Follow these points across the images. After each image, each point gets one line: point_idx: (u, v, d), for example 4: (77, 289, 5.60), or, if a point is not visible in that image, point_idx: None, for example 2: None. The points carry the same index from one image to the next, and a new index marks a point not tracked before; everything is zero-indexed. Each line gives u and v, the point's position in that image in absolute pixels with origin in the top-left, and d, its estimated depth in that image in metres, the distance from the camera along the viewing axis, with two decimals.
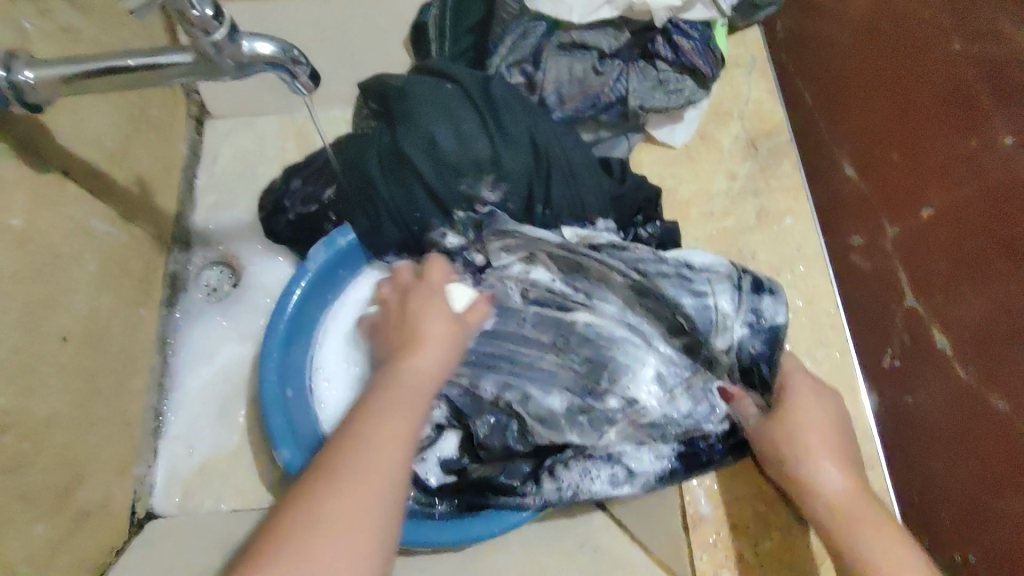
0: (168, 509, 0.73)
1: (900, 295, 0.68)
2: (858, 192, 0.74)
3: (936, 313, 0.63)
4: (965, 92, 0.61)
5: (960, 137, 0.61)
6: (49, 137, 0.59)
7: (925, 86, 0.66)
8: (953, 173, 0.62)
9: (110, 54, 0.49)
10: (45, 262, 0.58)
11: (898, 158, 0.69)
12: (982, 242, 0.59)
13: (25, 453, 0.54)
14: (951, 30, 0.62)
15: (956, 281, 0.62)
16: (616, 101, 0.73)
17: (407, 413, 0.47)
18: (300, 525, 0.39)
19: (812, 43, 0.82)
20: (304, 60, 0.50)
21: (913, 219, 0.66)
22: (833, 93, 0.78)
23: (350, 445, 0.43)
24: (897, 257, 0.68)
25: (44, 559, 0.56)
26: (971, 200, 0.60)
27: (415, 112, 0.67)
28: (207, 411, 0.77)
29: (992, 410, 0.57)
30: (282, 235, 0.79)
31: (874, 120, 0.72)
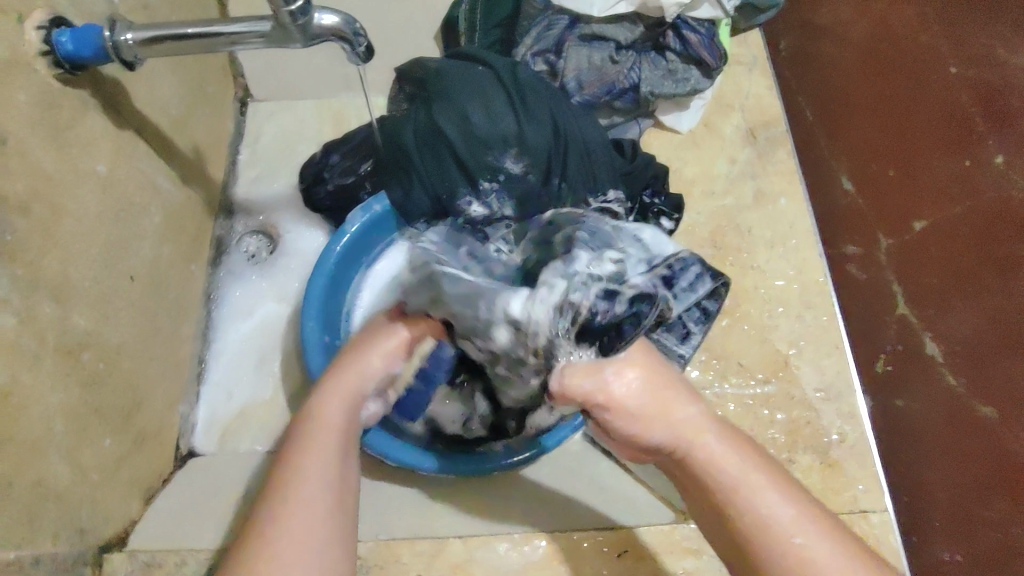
0: (208, 448, 0.79)
1: (892, 306, 0.82)
2: (856, 206, 0.88)
3: (926, 322, 0.80)
4: (963, 116, 0.85)
5: (954, 160, 0.84)
6: (128, 98, 0.67)
7: (920, 110, 0.88)
8: (951, 191, 0.82)
9: (196, 22, 0.57)
10: (121, 208, 0.65)
11: (891, 175, 0.87)
12: (974, 260, 0.79)
13: (100, 372, 0.61)
14: (949, 58, 0.88)
15: (949, 293, 0.79)
16: (629, 89, 0.81)
17: (337, 419, 0.51)
18: (266, 529, 0.44)
19: (815, 60, 0.98)
20: (364, 33, 0.58)
21: (905, 232, 0.84)
22: (833, 112, 0.94)
23: (300, 454, 0.48)
24: (890, 268, 0.83)
25: (110, 471, 0.63)
26: (968, 213, 0.81)
27: (450, 92, 0.75)
28: (246, 362, 0.84)
29: (979, 418, 0.75)
30: (321, 205, 0.87)
31: (872, 141, 0.90)
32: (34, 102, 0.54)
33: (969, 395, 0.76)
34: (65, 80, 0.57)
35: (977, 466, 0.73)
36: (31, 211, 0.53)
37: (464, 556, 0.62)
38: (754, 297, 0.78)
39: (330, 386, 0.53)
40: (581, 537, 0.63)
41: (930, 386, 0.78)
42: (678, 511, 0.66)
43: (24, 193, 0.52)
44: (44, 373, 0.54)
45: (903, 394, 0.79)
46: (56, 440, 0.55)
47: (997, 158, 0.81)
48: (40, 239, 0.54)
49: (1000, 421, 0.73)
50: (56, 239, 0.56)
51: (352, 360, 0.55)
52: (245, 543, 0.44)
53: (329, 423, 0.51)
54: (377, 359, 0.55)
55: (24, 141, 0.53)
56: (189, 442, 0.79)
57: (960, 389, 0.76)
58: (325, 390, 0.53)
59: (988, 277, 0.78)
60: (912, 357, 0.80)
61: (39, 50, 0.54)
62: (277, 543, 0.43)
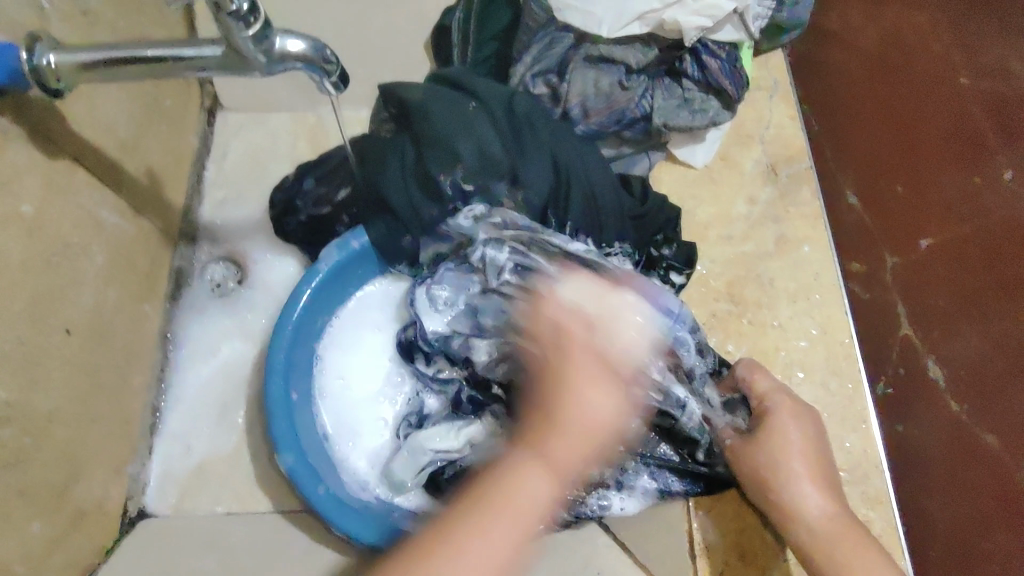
0: (161, 510, 0.71)
1: (895, 330, 0.72)
2: (859, 222, 0.77)
3: (931, 347, 0.69)
4: (971, 127, 0.75)
5: (961, 172, 0.74)
6: (64, 123, 0.58)
7: (924, 122, 0.78)
8: (957, 212, 0.72)
9: (130, 43, 0.48)
10: (55, 252, 0.57)
11: (901, 191, 0.76)
12: (987, 279, 0.68)
13: (26, 448, 0.53)
14: (960, 68, 0.77)
15: (958, 314, 0.69)
16: (640, 118, 0.73)
17: (539, 501, 0.43)
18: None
19: (819, 66, 0.87)
20: (336, 59, 0.49)
21: (913, 251, 0.73)
22: (839, 124, 0.83)
23: (473, 526, 0.42)
24: (896, 290, 0.73)
25: (37, 559, 0.54)
26: (979, 230, 0.70)
27: (440, 128, 0.67)
28: (206, 411, 0.75)
29: (980, 444, 0.64)
30: (292, 236, 0.78)
31: (879, 152, 0.79)
32: None
33: (974, 422, 0.65)
34: None
35: (982, 494, 0.62)
36: None
37: None
38: (773, 359, 0.72)
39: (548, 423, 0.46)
40: None
41: (937, 413, 0.67)
42: None
43: None
44: None
45: (903, 417, 0.69)
46: None
47: (1008, 175, 0.71)
48: None
49: (1005, 450, 0.62)
50: None
51: (562, 416, 0.46)
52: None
53: (526, 504, 0.43)
54: (596, 363, 0.48)
55: None
56: (140, 502, 0.70)
57: (965, 416, 0.65)
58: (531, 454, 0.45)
59: (995, 294, 0.67)
60: (917, 382, 0.69)
61: None
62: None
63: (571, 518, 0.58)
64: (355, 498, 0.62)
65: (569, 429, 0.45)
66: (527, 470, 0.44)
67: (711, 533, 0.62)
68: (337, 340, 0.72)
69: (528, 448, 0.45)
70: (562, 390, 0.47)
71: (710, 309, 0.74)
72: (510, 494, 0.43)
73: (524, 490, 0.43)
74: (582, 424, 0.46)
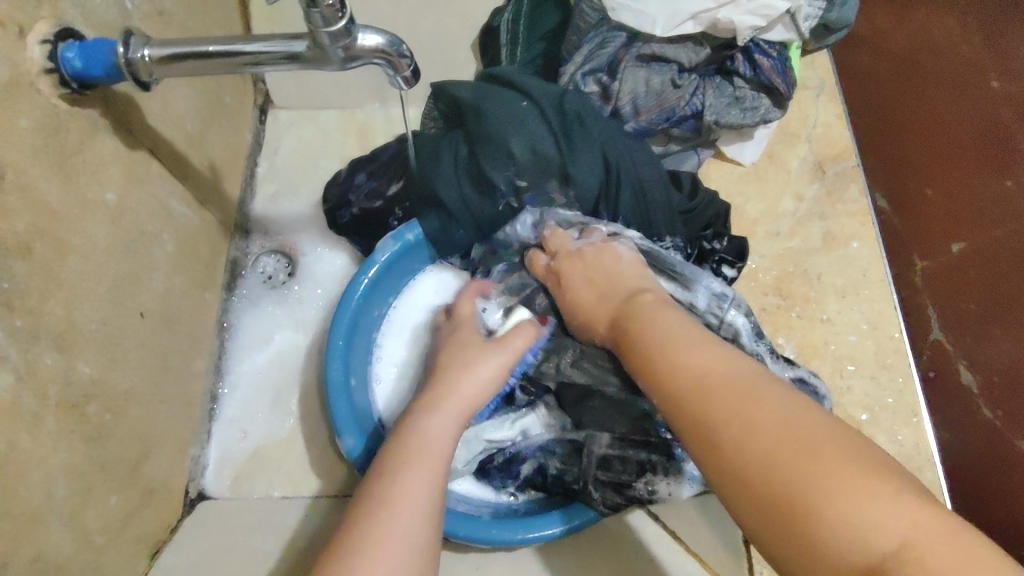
0: (219, 492, 0.73)
1: (926, 328, 0.75)
2: (891, 224, 0.80)
3: (964, 350, 0.73)
4: (1002, 133, 0.81)
5: (994, 178, 0.79)
6: (141, 115, 0.60)
7: (958, 130, 0.83)
8: (987, 216, 0.77)
9: (210, 39, 0.50)
10: (132, 238, 0.59)
11: (930, 194, 0.81)
12: (1016, 281, 0.73)
13: (106, 424, 0.55)
14: (989, 74, 0.84)
15: (988, 322, 0.73)
16: (690, 116, 0.74)
17: (441, 434, 0.52)
18: (375, 534, 0.43)
19: (850, 74, 0.89)
20: (411, 55, 0.51)
21: (942, 254, 0.77)
22: (879, 125, 0.85)
23: (403, 464, 0.48)
24: (926, 294, 0.76)
25: (115, 530, 0.57)
26: (1010, 236, 0.76)
27: (492, 127, 0.68)
28: (262, 397, 0.78)
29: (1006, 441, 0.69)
30: (344, 228, 0.80)
31: (907, 157, 0.83)
32: (37, 128, 0.47)
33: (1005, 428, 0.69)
34: (72, 100, 0.51)
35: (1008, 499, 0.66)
36: (34, 251, 0.47)
37: None
38: (822, 352, 0.73)
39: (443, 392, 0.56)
40: None
41: (966, 412, 0.70)
42: None
43: (25, 233, 0.46)
44: (44, 434, 0.48)
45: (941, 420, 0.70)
46: (57, 507, 0.49)
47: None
48: (43, 283, 0.48)
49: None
50: (61, 281, 0.50)
51: (444, 384, 0.57)
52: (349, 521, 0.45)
53: (436, 440, 0.51)
54: (493, 363, 0.59)
55: (27, 172, 0.46)
56: (199, 484, 0.72)
57: (999, 422, 0.69)
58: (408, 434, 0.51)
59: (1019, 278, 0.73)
60: (947, 385, 0.72)
61: (41, 67, 0.47)
62: (378, 517, 0.45)
63: (618, 499, 0.61)
64: None
65: (455, 389, 0.56)
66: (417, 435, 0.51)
67: None
68: (389, 332, 0.75)
69: (424, 402, 0.55)
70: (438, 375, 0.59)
71: (759, 303, 0.75)
72: (416, 437, 0.51)
73: (428, 430, 0.52)
74: (468, 388, 0.57)
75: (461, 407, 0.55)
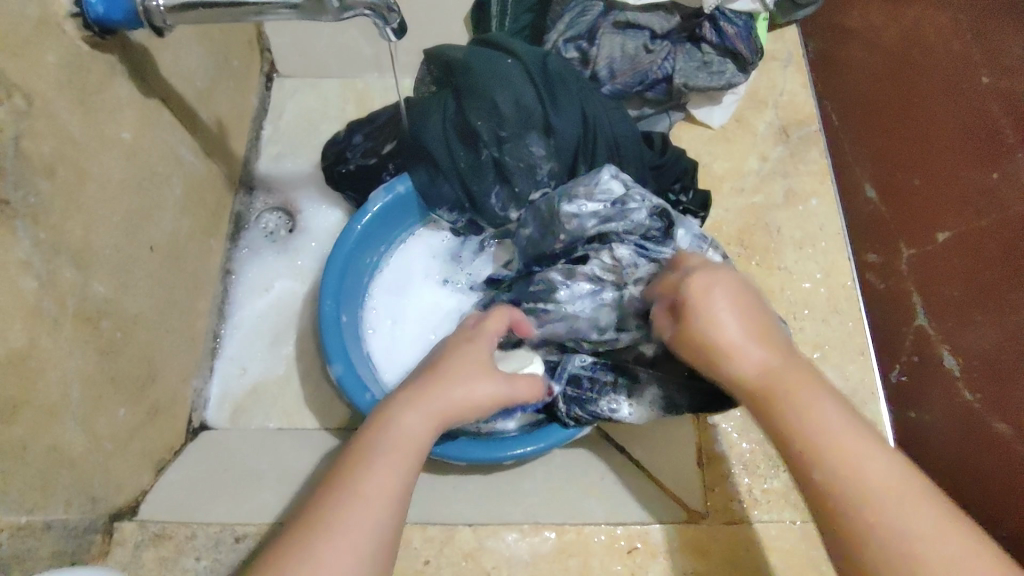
0: (219, 423, 0.79)
1: (911, 317, 0.77)
2: (879, 214, 0.83)
3: (945, 335, 0.74)
4: (987, 129, 0.77)
5: (982, 168, 0.77)
6: (156, 66, 0.66)
7: (946, 118, 0.81)
8: (974, 203, 0.76)
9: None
10: (144, 177, 0.65)
11: (919, 182, 0.81)
12: (1000, 270, 0.72)
13: (118, 341, 0.61)
14: (978, 69, 0.80)
15: (969, 304, 0.73)
16: (662, 79, 0.80)
17: (418, 434, 0.50)
18: (328, 523, 0.43)
19: (840, 64, 0.92)
20: (397, 11, 0.59)
21: (929, 241, 0.78)
22: (861, 114, 0.88)
23: (370, 460, 0.47)
24: (910, 280, 0.78)
25: (122, 439, 0.62)
26: (993, 224, 0.74)
27: (479, 84, 0.74)
28: (260, 338, 0.84)
29: (992, 432, 0.68)
30: (341, 185, 0.85)
31: (896, 145, 0.84)
32: (63, 65, 0.53)
33: (983, 410, 0.69)
34: (93, 44, 0.57)
35: (990, 478, 0.67)
36: (56, 173, 0.53)
37: (474, 544, 0.60)
38: (779, 298, 0.79)
39: (427, 396, 0.52)
40: (592, 531, 0.60)
41: (949, 399, 0.72)
42: (691, 512, 0.63)
43: (49, 155, 0.52)
44: (62, 338, 0.54)
45: (915, 406, 0.74)
46: (72, 407, 0.55)
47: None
48: (64, 203, 0.54)
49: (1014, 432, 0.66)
50: (80, 204, 0.56)
51: (437, 389, 0.53)
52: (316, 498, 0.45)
53: (406, 437, 0.49)
54: (487, 389, 0.55)
55: (51, 102, 0.52)
56: (201, 416, 0.78)
57: (977, 404, 0.70)
58: (386, 431, 0.49)
59: (1009, 281, 0.71)
60: (929, 368, 0.74)
61: (68, 11, 0.53)
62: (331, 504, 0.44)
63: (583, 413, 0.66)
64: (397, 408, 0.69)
65: (444, 392, 0.53)
66: (398, 417, 0.50)
67: (720, 448, 0.69)
68: (381, 281, 0.81)
69: (400, 397, 0.52)
70: (438, 376, 0.54)
71: None
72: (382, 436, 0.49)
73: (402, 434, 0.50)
74: (461, 391, 0.53)
75: (443, 412, 0.52)
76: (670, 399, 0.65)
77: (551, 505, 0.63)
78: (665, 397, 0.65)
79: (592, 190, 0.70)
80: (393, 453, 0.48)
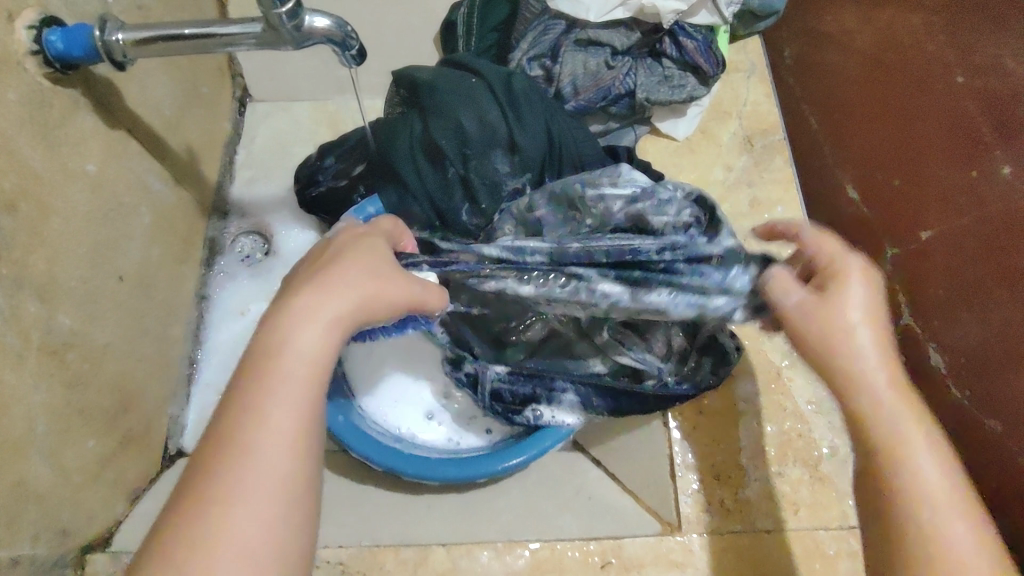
0: (196, 449, 0.79)
1: (896, 315, 0.78)
2: (857, 214, 0.83)
3: (934, 335, 0.73)
4: (967, 125, 0.72)
5: (962, 168, 0.72)
6: (121, 98, 0.67)
7: (924, 115, 0.77)
8: (954, 203, 0.72)
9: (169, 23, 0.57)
10: (110, 209, 0.65)
11: (897, 184, 0.79)
12: (981, 271, 0.69)
13: (85, 372, 0.61)
14: (953, 66, 0.74)
15: (954, 307, 0.71)
16: (625, 94, 0.82)
17: (318, 348, 0.40)
18: (205, 492, 0.35)
19: (815, 70, 0.92)
20: (356, 36, 0.57)
21: (912, 241, 0.76)
22: (836, 119, 0.88)
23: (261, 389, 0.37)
24: (896, 281, 0.78)
25: (92, 471, 0.63)
26: (970, 227, 0.70)
27: (444, 103, 0.76)
28: (236, 363, 0.84)
29: (984, 429, 0.68)
30: (313, 207, 0.87)
31: (872, 150, 0.83)
32: (24, 102, 0.54)
33: (976, 407, 0.69)
34: (56, 80, 0.57)
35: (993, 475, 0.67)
36: (18, 210, 0.53)
37: (450, 564, 0.63)
38: None
39: (305, 310, 0.41)
40: (566, 547, 0.63)
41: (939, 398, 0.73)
42: (665, 523, 0.65)
43: (11, 192, 0.52)
44: (27, 372, 0.54)
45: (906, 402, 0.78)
46: (39, 440, 0.55)
47: (1005, 169, 0.68)
48: (26, 238, 0.54)
49: (1007, 433, 0.66)
50: (44, 239, 0.56)
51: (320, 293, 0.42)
52: (183, 502, 0.35)
53: (302, 357, 0.39)
54: (358, 272, 0.44)
55: (13, 140, 0.53)
56: (178, 442, 0.78)
57: (968, 402, 0.70)
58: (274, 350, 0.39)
59: (991, 284, 0.68)
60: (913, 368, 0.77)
61: (28, 48, 0.54)
62: (213, 518, 0.34)
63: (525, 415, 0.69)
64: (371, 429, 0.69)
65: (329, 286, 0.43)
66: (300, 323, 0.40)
67: (690, 457, 0.69)
68: None
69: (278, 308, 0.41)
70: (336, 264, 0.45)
71: None
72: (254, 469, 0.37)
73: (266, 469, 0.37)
74: (363, 290, 0.43)
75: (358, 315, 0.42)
76: (592, 403, 0.68)
77: (523, 521, 0.65)
78: (583, 400, 0.68)
79: (656, 203, 0.69)
80: (295, 365, 0.39)
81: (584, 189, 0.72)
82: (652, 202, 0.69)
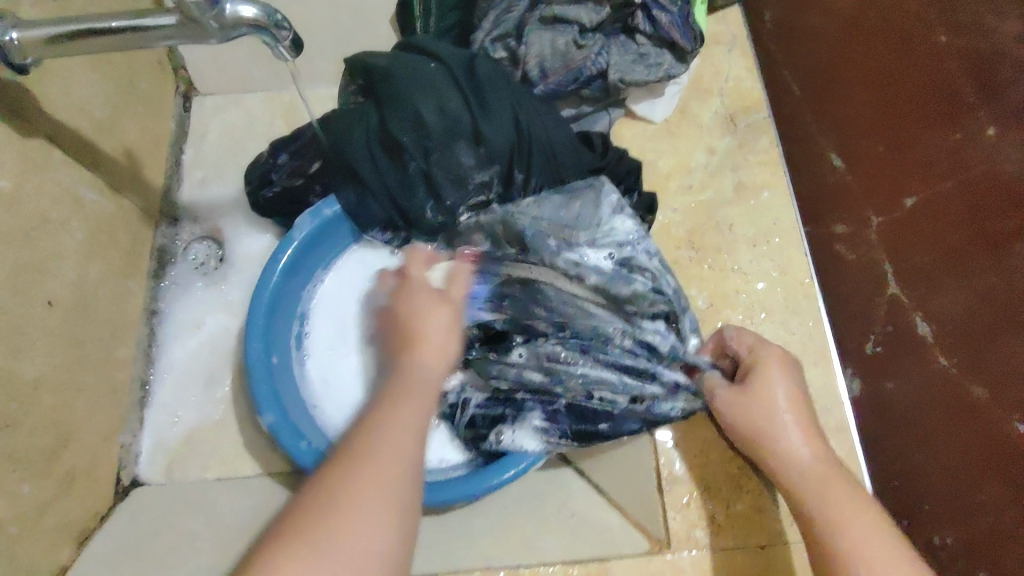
0: (153, 477, 0.73)
1: (884, 285, 0.72)
2: (842, 183, 0.79)
3: (918, 304, 0.69)
4: (949, 86, 0.69)
5: (944, 130, 0.69)
6: (36, 102, 0.60)
7: (908, 78, 0.73)
8: (937, 167, 0.69)
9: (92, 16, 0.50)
10: (33, 227, 0.59)
11: (881, 150, 0.75)
12: (967, 234, 0.65)
13: (14, 412, 0.56)
14: (937, 24, 0.70)
15: (938, 271, 0.67)
16: (597, 75, 0.76)
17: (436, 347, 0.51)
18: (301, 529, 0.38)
19: (797, 35, 0.87)
20: (288, 26, 0.51)
21: (897, 209, 0.72)
22: (819, 85, 0.83)
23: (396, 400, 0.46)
24: (880, 247, 0.73)
25: (28, 519, 0.57)
26: (952, 191, 0.67)
27: (400, 93, 0.70)
28: (193, 381, 0.78)
29: (971, 394, 0.63)
30: (268, 209, 0.80)
31: (858, 114, 0.78)
32: None
33: (961, 373, 0.64)
34: None
35: (974, 448, 0.62)
36: None
37: None
38: (733, 301, 0.76)
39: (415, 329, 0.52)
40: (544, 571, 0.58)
41: (922, 367, 0.67)
42: (653, 540, 0.61)
43: None
44: None
45: (893, 375, 0.70)
46: None
47: (989, 130, 0.65)
48: None
49: (993, 396, 0.61)
50: None
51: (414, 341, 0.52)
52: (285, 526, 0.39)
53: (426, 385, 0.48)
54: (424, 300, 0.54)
55: None
56: (132, 471, 0.73)
57: (954, 368, 0.64)
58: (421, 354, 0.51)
59: (973, 244, 0.64)
60: (904, 338, 0.69)
61: None
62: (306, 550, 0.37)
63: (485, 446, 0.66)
64: (337, 453, 0.64)
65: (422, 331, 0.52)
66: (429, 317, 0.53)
67: (677, 469, 0.65)
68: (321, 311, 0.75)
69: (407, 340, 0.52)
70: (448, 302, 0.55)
71: (672, 257, 0.78)
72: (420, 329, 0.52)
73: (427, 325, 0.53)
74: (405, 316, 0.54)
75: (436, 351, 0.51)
76: (557, 423, 0.65)
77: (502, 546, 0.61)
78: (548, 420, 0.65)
79: (629, 284, 0.68)
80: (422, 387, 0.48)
81: (556, 247, 0.70)
82: (625, 282, 0.68)
